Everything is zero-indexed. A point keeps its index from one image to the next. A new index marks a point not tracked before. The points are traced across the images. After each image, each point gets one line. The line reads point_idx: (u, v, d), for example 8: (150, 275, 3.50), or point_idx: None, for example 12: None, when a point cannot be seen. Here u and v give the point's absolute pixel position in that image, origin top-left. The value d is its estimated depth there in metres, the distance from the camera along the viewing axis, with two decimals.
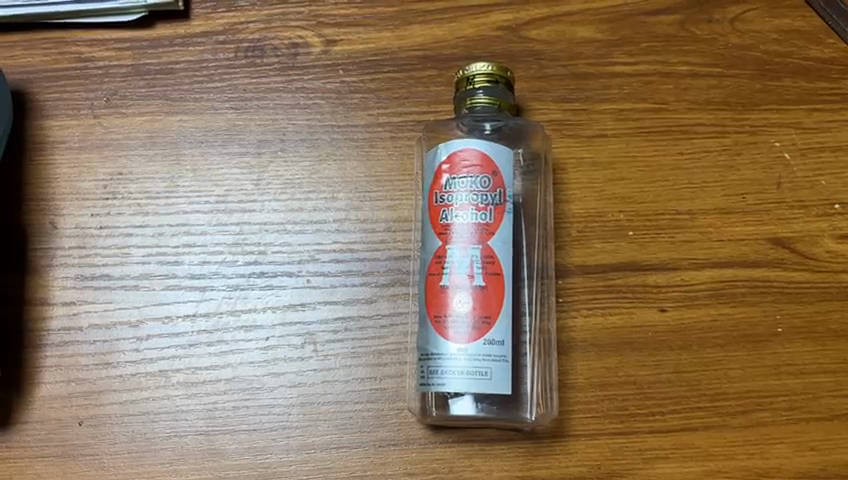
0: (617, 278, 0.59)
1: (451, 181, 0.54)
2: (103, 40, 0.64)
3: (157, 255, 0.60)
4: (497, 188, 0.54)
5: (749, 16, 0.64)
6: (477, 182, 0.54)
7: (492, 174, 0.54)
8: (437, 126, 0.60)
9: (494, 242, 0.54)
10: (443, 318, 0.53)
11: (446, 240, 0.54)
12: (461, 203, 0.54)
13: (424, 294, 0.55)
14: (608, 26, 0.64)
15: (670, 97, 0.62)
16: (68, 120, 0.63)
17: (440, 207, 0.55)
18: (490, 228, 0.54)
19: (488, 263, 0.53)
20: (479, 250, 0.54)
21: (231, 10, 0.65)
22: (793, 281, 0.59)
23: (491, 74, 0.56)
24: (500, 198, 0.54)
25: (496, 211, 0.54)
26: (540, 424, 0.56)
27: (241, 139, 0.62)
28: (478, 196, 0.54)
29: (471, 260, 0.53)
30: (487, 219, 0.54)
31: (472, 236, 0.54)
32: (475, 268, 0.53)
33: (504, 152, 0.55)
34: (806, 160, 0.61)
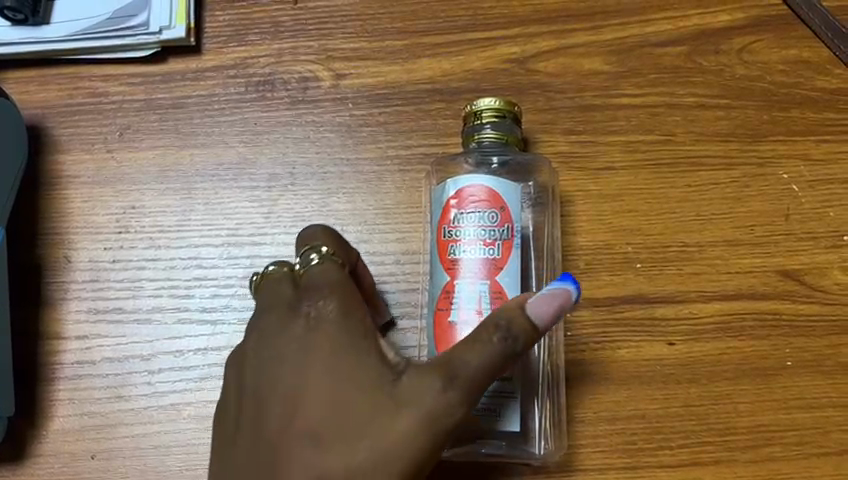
0: (626, 310, 0.59)
1: (460, 216, 0.55)
2: (117, 76, 0.65)
3: (169, 289, 0.61)
4: (504, 223, 0.54)
5: (756, 47, 0.64)
6: (485, 217, 0.54)
7: (500, 209, 0.54)
8: (454, 158, 0.61)
9: (502, 278, 0.54)
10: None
11: (455, 275, 0.54)
12: (470, 238, 0.54)
13: (433, 329, 0.55)
14: (616, 58, 0.64)
15: (677, 129, 0.62)
16: (81, 155, 0.64)
17: (448, 243, 0.55)
18: (498, 263, 0.54)
19: (497, 299, 0.54)
20: (488, 286, 0.54)
21: (242, 44, 0.66)
22: (803, 314, 0.58)
23: (499, 108, 0.55)
24: (508, 233, 0.54)
25: (504, 246, 0.54)
26: (547, 459, 0.56)
27: (252, 173, 0.63)
28: (486, 232, 0.54)
29: (479, 295, 0.54)
30: (494, 254, 0.54)
31: (480, 272, 0.54)
32: (483, 304, 0.54)
33: (513, 187, 0.55)
34: (815, 192, 0.61)
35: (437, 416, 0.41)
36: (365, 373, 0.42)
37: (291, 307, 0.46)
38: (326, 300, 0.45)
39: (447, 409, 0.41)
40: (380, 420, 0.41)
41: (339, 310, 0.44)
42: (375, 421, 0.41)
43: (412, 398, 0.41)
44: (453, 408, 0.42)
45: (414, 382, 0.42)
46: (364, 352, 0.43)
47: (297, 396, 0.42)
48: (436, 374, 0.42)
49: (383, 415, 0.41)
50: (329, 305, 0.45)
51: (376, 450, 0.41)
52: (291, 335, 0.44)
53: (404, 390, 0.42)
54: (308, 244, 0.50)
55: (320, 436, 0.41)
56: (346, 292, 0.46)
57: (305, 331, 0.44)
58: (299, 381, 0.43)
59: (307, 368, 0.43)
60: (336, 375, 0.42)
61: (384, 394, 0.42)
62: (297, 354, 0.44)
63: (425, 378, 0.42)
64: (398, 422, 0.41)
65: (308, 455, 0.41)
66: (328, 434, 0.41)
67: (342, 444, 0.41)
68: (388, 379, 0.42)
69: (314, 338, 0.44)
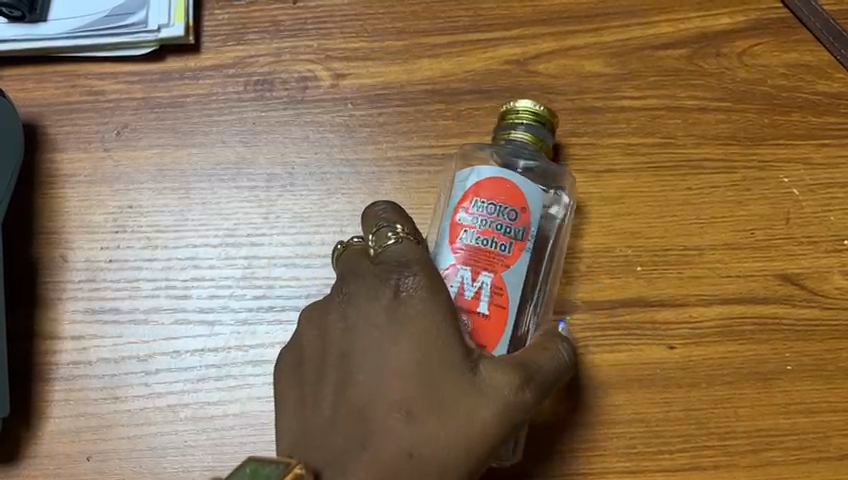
0: (626, 314, 0.59)
1: (480, 205, 0.53)
2: (114, 74, 0.65)
3: (166, 290, 0.60)
4: (522, 224, 0.53)
5: (757, 50, 0.64)
6: (505, 214, 0.52)
7: (521, 210, 0.52)
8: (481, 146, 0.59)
9: (507, 275, 0.52)
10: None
11: (460, 260, 0.52)
12: (484, 229, 0.52)
13: None
14: (617, 60, 0.64)
15: (678, 132, 0.62)
16: (78, 154, 0.63)
17: (460, 226, 0.53)
18: (507, 261, 0.53)
19: (497, 295, 0.52)
20: (491, 279, 0.52)
21: (241, 44, 0.65)
22: (803, 318, 0.58)
23: (537, 112, 0.55)
24: (524, 234, 0.53)
25: (516, 246, 0.53)
26: (515, 458, 0.56)
27: (251, 173, 0.63)
28: (502, 228, 0.52)
29: (480, 286, 0.52)
30: (505, 251, 0.52)
31: (487, 263, 0.52)
32: (482, 295, 0.52)
33: (538, 192, 0.53)
34: (815, 196, 0.61)
35: (514, 411, 0.45)
36: (454, 356, 0.45)
37: (376, 276, 0.47)
38: (413, 276, 0.46)
39: (523, 405, 0.45)
40: (465, 405, 0.44)
41: (428, 290, 0.46)
42: (461, 406, 0.44)
43: (494, 390, 0.45)
44: (527, 404, 0.46)
45: (498, 374, 0.45)
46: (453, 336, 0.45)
47: (387, 369, 0.44)
48: (515, 372, 0.46)
49: (466, 404, 0.44)
50: (418, 282, 0.46)
51: (460, 433, 0.44)
52: (381, 307, 0.46)
53: (486, 383, 0.45)
54: (378, 223, 0.49)
55: (410, 411, 0.44)
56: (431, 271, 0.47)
57: (394, 304, 0.46)
58: (388, 356, 0.45)
59: (396, 342, 0.45)
60: (427, 354, 0.45)
61: (470, 379, 0.45)
62: (386, 329, 0.45)
63: (508, 373, 0.45)
64: (483, 409, 0.44)
65: (398, 430, 0.43)
66: (418, 410, 0.44)
67: (430, 424, 0.44)
68: (473, 366, 0.45)
69: (403, 314, 0.45)
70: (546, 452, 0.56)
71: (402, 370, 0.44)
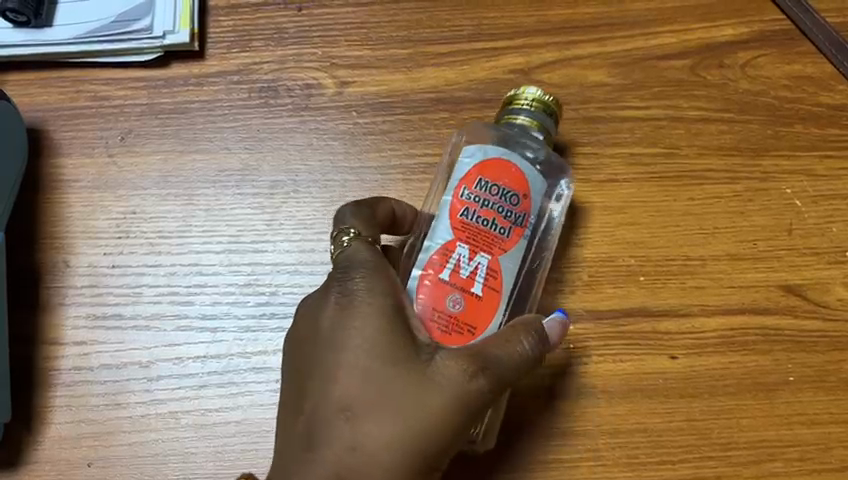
0: (629, 324, 0.59)
1: (484, 185, 0.51)
2: (119, 79, 0.65)
3: (169, 296, 0.60)
4: (523, 210, 0.51)
5: (760, 61, 0.64)
6: (508, 197, 0.51)
7: (523, 195, 0.51)
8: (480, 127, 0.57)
9: (503, 260, 0.51)
10: (431, 309, 0.49)
11: (458, 238, 0.51)
12: (486, 210, 0.51)
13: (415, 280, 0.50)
14: (620, 70, 0.64)
15: (681, 142, 0.63)
16: (82, 159, 0.63)
17: (461, 204, 0.51)
18: (505, 245, 0.51)
19: (492, 277, 0.50)
20: (487, 261, 0.50)
21: (245, 50, 0.65)
22: (805, 330, 0.58)
23: (544, 101, 0.53)
24: (522, 221, 0.51)
25: (515, 231, 0.51)
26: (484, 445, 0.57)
27: (255, 180, 0.63)
28: (503, 210, 0.51)
29: (476, 266, 0.50)
30: (504, 235, 0.51)
31: (485, 245, 0.51)
32: (477, 276, 0.50)
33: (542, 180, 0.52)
34: (817, 207, 0.61)
35: (466, 398, 0.45)
36: (398, 351, 0.45)
37: (324, 285, 0.49)
38: (361, 280, 0.48)
39: (474, 392, 0.45)
40: (411, 399, 0.45)
41: (370, 290, 0.47)
42: (407, 400, 0.45)
43: (443, 380, 0.45)
44: (482, 390, 0.45)
45: (446, 364, 0.45)
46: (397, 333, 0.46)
47: (331, 370, 0.45)
48: (468, 359, 0.46)
49: (412, 398, 0.45)
50: (360, 284, 0.48)
51: (408, 426, 0.44)
52: (326, 312, 0.47)
53: (433, 374, 0.45)
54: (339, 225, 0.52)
55: (353, 411, 0.44)
56: (377, 275, 0.48)
57: (338, 308, 0.47)
58: (333, 357, 0.46)
59: (341, 344, 0.46)
60: (370, 353, 0.45)
61: (417, 372, 0.45)
62: (333, 331, 0.46)
63: (456, 363, 0.45)
64: (431, 401, 0.44)
65: (343, 431, 0.44)
66: (363, 409, 0.44)
67: (375, 421, 0.44)
68: (420, 359, 0.46)
69: (347, 316, 0.47)
70: (541, 460, 0.56)
71: (346, 371, 0.45)
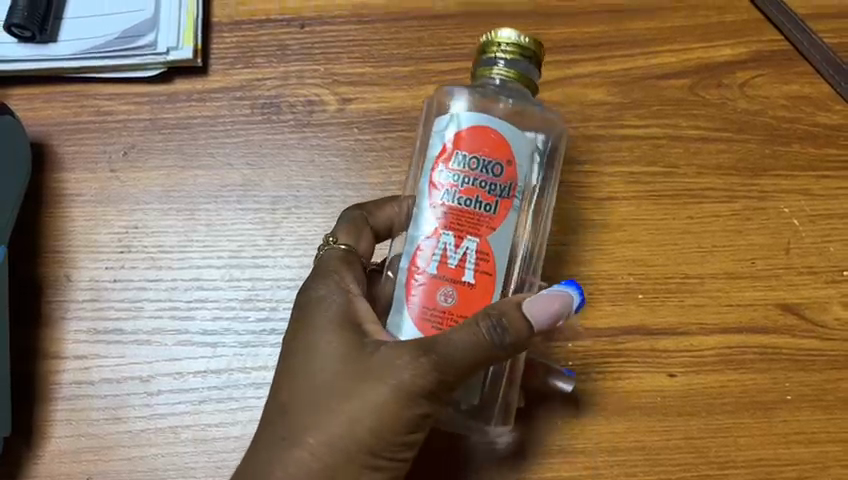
0: (627, 342, 0.59)
1: (463, 159, 0.46)
2: (122, 95, 0.65)
3: (170, 310, 0.61)
4: (509, 180, 0.47)
5: (758, 81, 0.65)
6: (490, 169, 0.46)
7: (507, 163, 0.47)
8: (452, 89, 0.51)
9: (493, 239, 0.47)
10: (423, 309, 0.46)
11: (441, 224, 0.46)
12: (467, 187, 0.46)
13: (402, 278, 0.47)
14: (619, 88, 0.65)
15: (679, 161, 0.63)
16: (85, 174, 0.64)
17: (441, 184, 0.47)
18: (493, 222, 0.47)
19: (482, 261, 0.46)
20: (476, 244, 0.46)
21: (248, 67, 0.66)
22: (803, 348, 0.59)
23: (521, 45, 0.48)
24: (510, 191, 0.47)
25: (503, 205, 0.47)
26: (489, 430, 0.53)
27: (256, 195, 0.63)
28: (486, 184, 0.46)
29: (464, 252, 0.46)
30: (491, 212, 0.46)
31: (472, 226, 0.46)
32: (467, 263, 0.46)
33: (526, 142, 0.47)
34: (815, 226, 0.62)
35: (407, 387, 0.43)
36: (344, 348, 0.46)
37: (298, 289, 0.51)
38: (319, 284, 0.49)
39: (414, 381, 0.43)
40: (352, 390, 0.44)
41: (328, 290, 0.49)
42: (349, 391, 0.45)
43: (384, 370, 0.44)
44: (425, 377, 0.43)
45: (386, 354, 0.44)
46: (345, 331, 0.47)
47: (289, 366, 0.47)
48: (413, 347, 0.44)
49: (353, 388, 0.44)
50: (322, 286, 0.49)
51: (346, 416, 0.44)
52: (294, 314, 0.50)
53: (376, 364, 0.44)
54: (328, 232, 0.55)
55: (301, 402, 0.46)
56: (336, 275, 0.50)
57: (302, 308, 0.49)
58: (289, 359, 0.48)
59: (300, 341, 0.48)
60: (320, 348, 0.46)
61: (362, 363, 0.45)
62: (292, 336, 0.48)
63: (396, 352, 0.44)
64: (372, 392, 0.44)
65: (288, 429, 0.45)
66: (306, 401, 0.45)
67: (317, 416, 0.45)
68: (363, 352, 0.45)
69: (308, 314, 0.48)
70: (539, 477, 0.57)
71: (297, 372, 0.47)
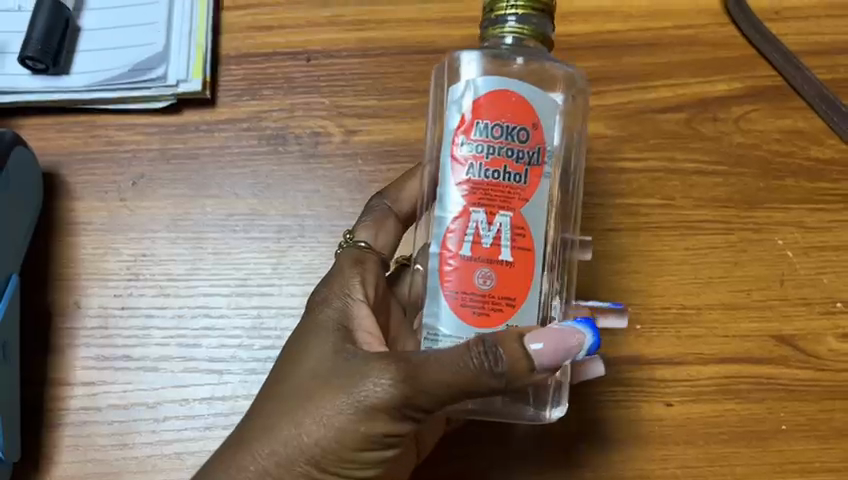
0: (626, 371, 0.60)
1: (484, 128, 0.46)
2: (132, 125, 0.67)
3: (177, 338, 0.62)
4: (536, 144, 0.46)
5: (752, 116, 0.66)
6: (515, 135, 0.46)
7: (532, 126, 0.46)
8: (459, 53, 0.49)
9: (526, 211, 0.46)
10: (462, 295, 0.46)
11: (469, 202, 0.46)
12: (493, 159, 0.46)
13: (437, 265, 0.47)
14: (617, 122, 0.66)
15: (676, 194, 0.65)
16: (95, 203, 0.65)
17: (465, 158, 0.46)
18: (525, 194, 0.46)
19: (518, 236, 0.46)
20: (509, 218, 0.46)
21: (255, 99, 0.67)
22: (798, 379, 0.60)
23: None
24: (538, 157, 0.46)
25: (533, 173, 0.46)
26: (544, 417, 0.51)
27: (262, 225, 0.65)
28: (514, 152, 0.46)
29: (498, 228, 0.46)
30: (522, 182, 0.46)
31: (503, 200, 0.46)
32: (502, 239, 0.46)
33: (549, 101, 0.46)
34: (809, 259, 0.63)
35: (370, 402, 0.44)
36: (329, 357, 0.47)
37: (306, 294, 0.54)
38: (323, 290, 0.52)
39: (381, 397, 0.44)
40: (320, 394, 0.46)
41: (328, 298, 0.51)
42: (317, 394, 0.46)
43: (355, 381, 0.45)
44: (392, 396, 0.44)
45: (364, 366, 0.45)
46: (337, 339, 0.48)
47: (280, 361, 0.50)
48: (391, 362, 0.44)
49: (321, 394, 0.46)
50: (325, 292, 0.52)
51: (306, 417, 0.45)
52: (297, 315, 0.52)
53: (349, 375, 0.45)
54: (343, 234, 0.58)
55: (275, 394, 0.48)
56: (342, 277, 0.52)
57: (306, 310, 0.52)
58: (282, 355, 0.50)
59: (294, 339, 0.50)
60: (306, 349, 0.48)
61: (337, 372, 0.46)
62: (292, 334, 0.51)
63: (375, 364, 0.45)
64: (336, 399, 0.45)
65: (260, 418, 0.47)
66: (280, 394, 0.47)
67: (288, 413, 0.46)
68: (344, 361, 0.46)
69: (307, 317, 0.51)
70: None
71: (285, 369, 0.49)
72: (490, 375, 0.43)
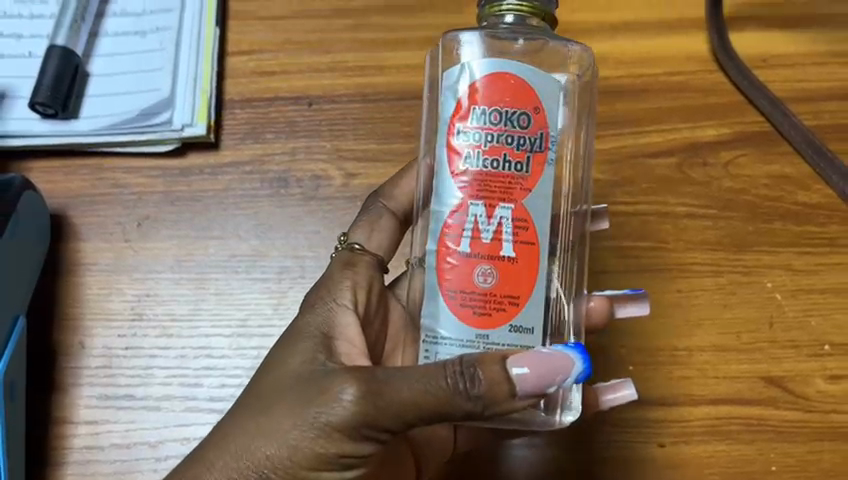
0: (620, 412, 0.62)
1: (481, 115, 0.47)
2: (138, 168, 0.69)
3: (179, 378, 0.63)
4: (538, 129, 0.47)
5: (741, 161, 0.68)
6: (516, 121, 0.47)
7: (533, 110, 0.47)
8: (458, 34, 0.51)
9: (528, 202, 0.47)
10: (461, 294, 0.47)
11: (467, 195, 0.47)
12: (493, 147, 0.47)
13: (436, 263, 0.47)
14: (610, 166, 0.68)
15: (667, 237, 0.66)
16: (101, 244, 0.67)
17: (461, 147, 0.47)
18: (527, 184, 0.47)
19: (521, 229, 0.47)
20: (510, 211, 0.47)
21: (258, 143, 0.69)
22: (787, 420, 0.61)
23: None
24: (541, 144, 0.47)
25: (535, 161, 0.47)
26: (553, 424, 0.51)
27: (263, 265, 0.66)
28: (516, 139, 0.47)
29: (499, 222, 0.47)
30: (524, 172, 0.47)
31: (503, 191, 0.47)
32: (503, 234, 0.47)
33: (548, 83, 0.47)
34: (797, 301, 0.64)
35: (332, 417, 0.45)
36: (303, 371, 0.48)
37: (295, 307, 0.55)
38: (310, 303, 0.53)
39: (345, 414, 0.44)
40: (287, 406, 0.47)
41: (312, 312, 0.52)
42: (284, 406, 0.47)
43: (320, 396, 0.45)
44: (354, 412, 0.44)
45: (330, 380, 0.46)
46: (310, 352, 0.49)
47: (260, 370, 0.51)
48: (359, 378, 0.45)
49: (289, 407, 0.46)
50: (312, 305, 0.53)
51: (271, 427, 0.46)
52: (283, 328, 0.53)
53: (316, 390, 0.46)
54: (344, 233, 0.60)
55: (249, 402, 0.49)
56: (332, 280, 0.54)
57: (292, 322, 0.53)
58: (263, 363, 0.51)
59: (275, 349, 0.51)
60: (283, 361, 0.49)
61: (306, 385, 0.47)
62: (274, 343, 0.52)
63: (341, 380, 0.45)
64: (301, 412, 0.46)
65: (230, 425, 0.48)
66: (253, 403, 0.49)
67: (256, 421, 0.47)
68: (313, 375, 0.47)
69: (290, 329, 0.52)
70: None
71: (260, 379, 0.50)
72: (463, 396, 0.43)
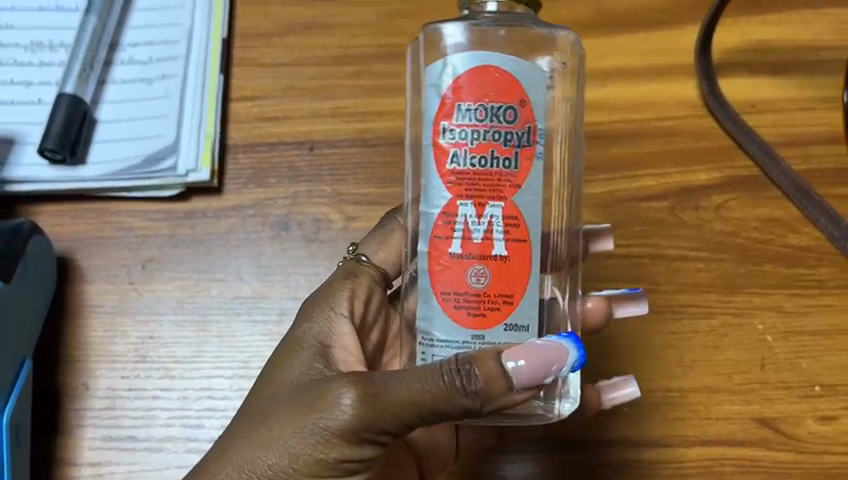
0: (618, 452, 0.64)
1: (466, 112, 0.47)
2: (143, 211, 0.70)
3: (181, 419, 0.65)
4: (525, 123, 0.47)
5: (731, 204, 0.70)
6: (503, 116, 0.47)
7: (519, 104, 0.47)
8: (439, 26, 0.51)
9: (518, 200, 0.48)
10: (454, 296, 0.48)
11: (456, 195, 0.48)
12: (480, 144, 0.47)
13: (428, 264, 0.48)
14: (603, 210, 0.70)
15: (660, 278, 0.68)
16: (106, 286, 0.68)
17: (449, 147, 0.48)
18: (517, 180, 0.48)
19: (512, 226, 0.48)
20: (500, 209, 0.47)
21: (260, 187, 0.71)
22: (778, 461, 0.63)
23: None
24: (529, 139, 0.47)
25: (523, 156, 0.47)
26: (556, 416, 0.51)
27: (264, 307, 0.68)
28: (504, 135, 0.47)
29: (489, 220, 0.47)
30: (513, 168, 0.47)
31: (492, 190, 0.47)
32: (494, 233, 0.47)
33: (531, 74, 0.47)
34: (788, 343, 0.66)
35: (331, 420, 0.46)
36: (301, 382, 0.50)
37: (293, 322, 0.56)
38: (307, 319, 0.55)
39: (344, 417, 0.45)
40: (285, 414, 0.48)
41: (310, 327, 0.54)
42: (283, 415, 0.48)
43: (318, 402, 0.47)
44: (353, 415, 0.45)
45: (327, 385, 0.47)
46: (309, 363, 0.51)
47: (259, 384, 0.52)
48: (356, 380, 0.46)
49: (287, 415, 0.48)
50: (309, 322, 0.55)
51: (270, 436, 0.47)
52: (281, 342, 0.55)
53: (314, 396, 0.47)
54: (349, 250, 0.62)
55: (247, 415, 0.50)
56: (332, 290, 0.57)
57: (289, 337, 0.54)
58: (261, 378, 0.53)
59: (273, 363, 0.53)
60: (282, 373, 0.51)
61: (304, 394, 0.48)
62: (273, 357, 0.53)
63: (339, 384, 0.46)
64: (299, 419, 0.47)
65: (231, 439, 0.49)
66: (252, 415, 0.50)
67: (255, 432, 0.48)
68: (311, 383, 0.49)
69: (288, 344, 0.54)
70: None
71: (259, 392, 0.51)
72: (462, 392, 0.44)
